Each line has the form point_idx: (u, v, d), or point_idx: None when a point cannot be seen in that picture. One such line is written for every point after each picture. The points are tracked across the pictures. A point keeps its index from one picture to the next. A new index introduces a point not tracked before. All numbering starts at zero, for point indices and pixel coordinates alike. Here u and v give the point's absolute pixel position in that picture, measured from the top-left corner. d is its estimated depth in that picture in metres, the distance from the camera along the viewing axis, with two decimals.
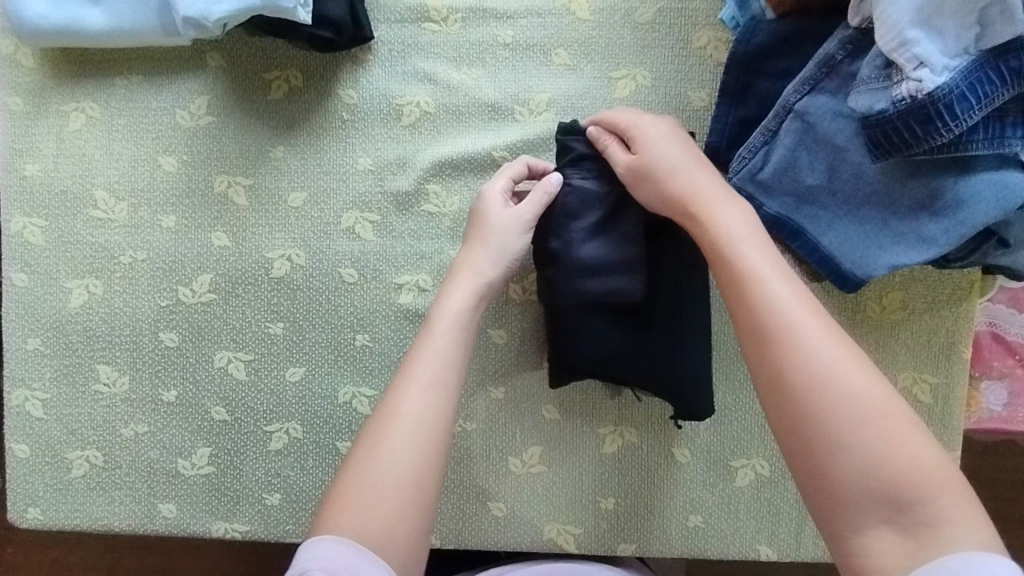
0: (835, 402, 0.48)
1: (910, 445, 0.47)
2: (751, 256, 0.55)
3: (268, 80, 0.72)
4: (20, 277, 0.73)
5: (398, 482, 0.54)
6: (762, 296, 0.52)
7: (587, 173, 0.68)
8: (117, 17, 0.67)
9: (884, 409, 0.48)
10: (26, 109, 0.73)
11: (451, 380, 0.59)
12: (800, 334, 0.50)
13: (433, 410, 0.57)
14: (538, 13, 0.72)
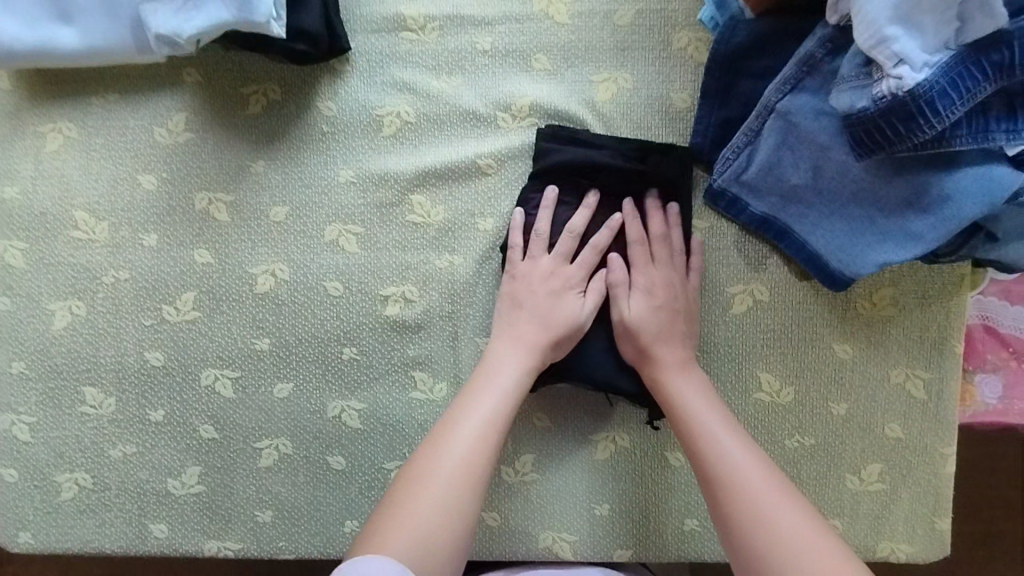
0: (728, 485, 0.58)
1: (813, 534, 0.53)
2: (687, 386, 0.65)
3: (246, 95, 0.72)
4: (3, 301, 0.73)
5: (435, 520, 0.56)
6: (693, 420, 0.63)
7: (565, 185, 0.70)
8: (90, 37, 0.66)
9: (789, 506, 0.55)
10: (4, 132, 0.72)
11: (496, 433, 0.61)
12: (721, 447, 0.60)
13: (476, 458, 0.59)
14: (517, 19, 0.71)
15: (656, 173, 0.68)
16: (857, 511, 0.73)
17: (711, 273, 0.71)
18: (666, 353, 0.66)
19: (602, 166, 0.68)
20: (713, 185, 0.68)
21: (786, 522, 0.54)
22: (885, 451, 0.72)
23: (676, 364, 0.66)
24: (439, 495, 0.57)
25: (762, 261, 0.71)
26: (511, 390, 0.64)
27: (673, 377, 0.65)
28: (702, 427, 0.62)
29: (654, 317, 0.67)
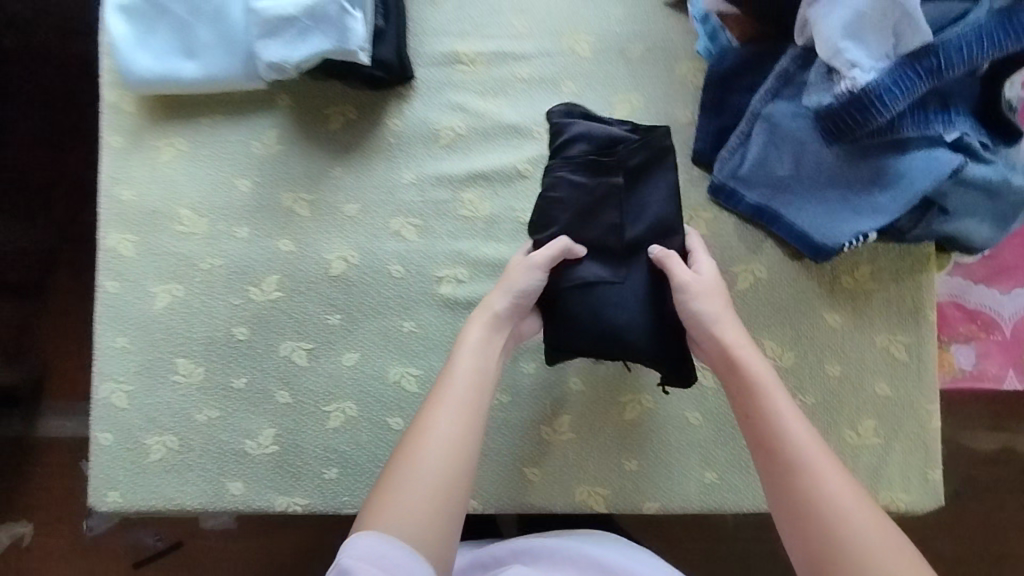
0: (786, 448, 0.62)
1: (857, 498, 0.58)
2: (753, 361, 0.67)
3: (328, 114, 0.87)
4: (113, 284, 0.85)
5: (429, 488, 0.60)
6: (761, 393, 0.65)
7: (575, 166, 0.79)
8: (209, 69, 0.83)
9: (841, 474, 0.60)
10: (126, 146, 0.87)
11: (477, 399, 0.66)
12: (784, 420, 0.63)
13: (459, 426, 0.64)
14: (549, 53, 0.87)
15: (661, 144, 0.78)
16: (857, 463, 0.82)
17: (716, 254, 0.85)
18: (730, 333, 0.70)
19: (614, 144, 0.79)
20: (714, 180, 0.83)
21: (841, 490, 0.58)
22: (877, 407, 0.83)
23: (733, 335, 0.70)
24: (438, 458, 0.61)
25: (759, 244, 0.84)
26: (482, 359, 0.69)
27: (744, 359, 0.68)
28: (766, 397, 0.65)
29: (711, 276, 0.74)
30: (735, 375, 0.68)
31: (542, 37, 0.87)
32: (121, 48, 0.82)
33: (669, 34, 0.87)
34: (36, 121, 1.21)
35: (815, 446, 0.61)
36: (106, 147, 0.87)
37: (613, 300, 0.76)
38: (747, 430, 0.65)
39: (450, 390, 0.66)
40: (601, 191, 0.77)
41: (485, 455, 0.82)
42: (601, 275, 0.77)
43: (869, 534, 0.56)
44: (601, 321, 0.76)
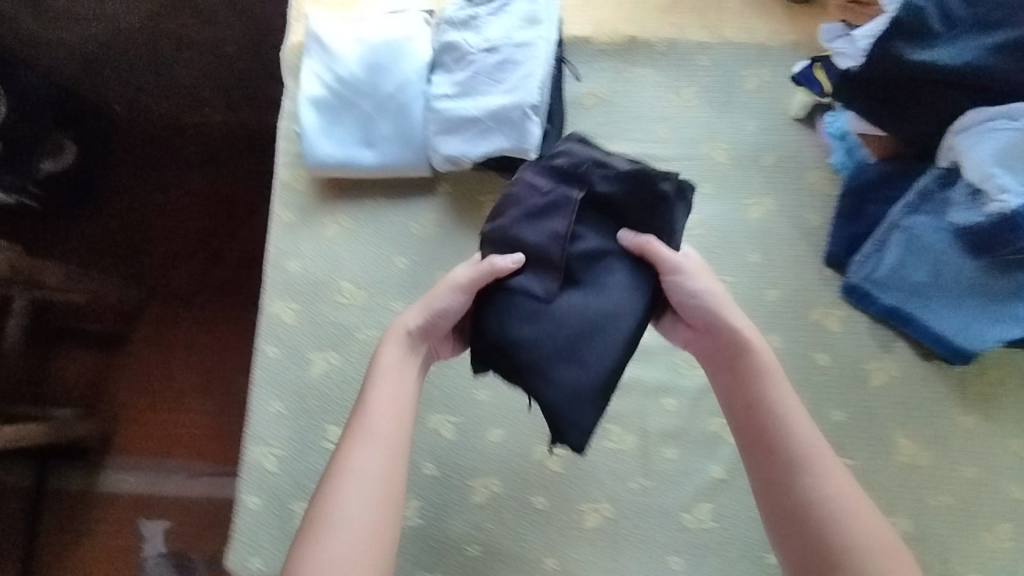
0: (789, 438, 0.70)
1: (845, 486, 0.68)
2: (764, 353, 0.74)
3: (483, 201, 0.94)
4: (272, 350, 0.89)
5: (359, 526, 0.66)
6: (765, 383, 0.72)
7: (544, 175, 0.74)
8: (385, 157, 0.91)
9: (832, 463, 0.69)
10: (294, 220, 0.94)
11: (395, 431, 0.71)
12: (787, 410, 0.71)
13: (382, 461, 0.69)
14: (688, 157, 0.94)
15: (644, 196, 0.72)
16: (998, 569, 0.82)
17: (850, 351, 0.89)
18: (739, 322, 0.75)
19: (595, 167, 0.73)
20: (849, 282, 0.88)
21: (840, 481, 0.68)
22: (1014, 512, 0.84)
23: (741, 324, 0.75)
24: (365, 496, 0.67)
25: (890, 343, 0.88)
26: (396, 387, 0.73)
27: (751, 349, 0.74)
28: (776, 391, 0.72)
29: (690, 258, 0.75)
30: (741, 362, 0.74)
31: (682, 142, 0.95)
32: (308, 136, 0.91)
33: (800, 146, 0.94)
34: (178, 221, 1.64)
35: (818, 442, 0.70)
36: (275, 220, 0.94)
37: (524, 315, 0.69)
38: (746, 421, 0.73)
39: (369, 426, 0.71)
40: (554, 206, 0.72)
41: (626, 540, 0.83)
42: (521, 283, 0.71)
43: (866, 521, 0.66)
44: (512, 327, 0.69)
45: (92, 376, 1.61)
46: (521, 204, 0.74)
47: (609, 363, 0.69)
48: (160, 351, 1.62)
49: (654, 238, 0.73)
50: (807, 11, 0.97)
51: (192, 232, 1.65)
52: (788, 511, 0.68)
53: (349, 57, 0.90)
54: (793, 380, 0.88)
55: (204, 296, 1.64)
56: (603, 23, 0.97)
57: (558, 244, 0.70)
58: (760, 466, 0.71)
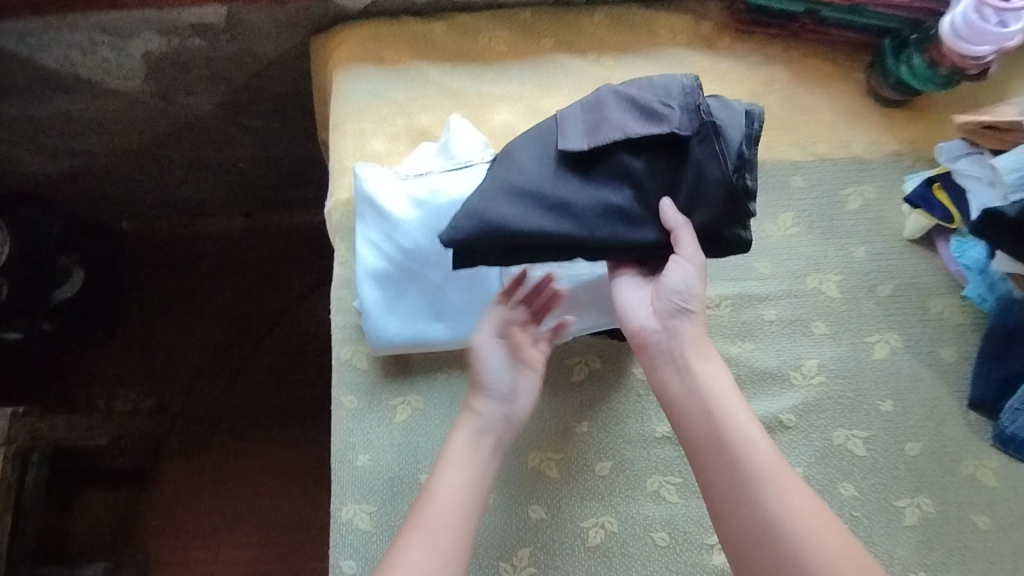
0: (735, 443, 0.64)
1: (799, 501, 0.61)
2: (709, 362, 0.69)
3: (570, 364, 0.84)
4: (349, 564, 0.77)
5: None
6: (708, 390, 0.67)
7: (696, 103, 0.67)
8: (461, 331, 0.81)
9: (786, 474, 0.62)
10: (359, 405, 0.83)
11: (463, 528, 0.65)
12: (732, 418, 0.65)
13: (436, 561, 0.63)
14: (795, 294, 0.84)
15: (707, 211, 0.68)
16: None
17: (1015, 510, 0.77)
18: (694, 328, 0.70)
19: (725, 142, 0.67)
20: (1004, 431, 0.77)
21: (804, 505, 0.61)
22: None
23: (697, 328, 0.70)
24: None
25: None
26: (466, 480, 0.68)
27: (700, 357, 0.69)
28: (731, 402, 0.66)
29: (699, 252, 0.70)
30: (693, 367, 0.68)
31: (785, 274, 0.85)
32: (371, 313, 0.81)
33: (918, 271, 0.84)
34: (211, 335, 1.53)
35: (772, 455, 0.63)
36: (338, 406, 0.83)
37: (546, 139, 0.71)
38: (701, 432, 0.66)
39: (430, 520, 0.65)
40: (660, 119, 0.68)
41: None
42: (575, 120, 0.70)
43: (835, 550, 0.58)
44: (521, 146, 0.71)
45: (112, 523, 1.42)
46: (647, 89, 0.69)
47: (535, 231, 0.68)
48: (187, 480, 1.44)
49: (691, 229, 0.69)
50: (901, 119, 0.89)
51: (213, 347, 1.52)
52: (731, 529, 0.61)
53: (410, 223, 0.81)
54: (959, 549, 0.75)
55: (233, 416, 1.49)
56: None
57: (617, 131, 0.68)
58: (712, 485, 0.64)
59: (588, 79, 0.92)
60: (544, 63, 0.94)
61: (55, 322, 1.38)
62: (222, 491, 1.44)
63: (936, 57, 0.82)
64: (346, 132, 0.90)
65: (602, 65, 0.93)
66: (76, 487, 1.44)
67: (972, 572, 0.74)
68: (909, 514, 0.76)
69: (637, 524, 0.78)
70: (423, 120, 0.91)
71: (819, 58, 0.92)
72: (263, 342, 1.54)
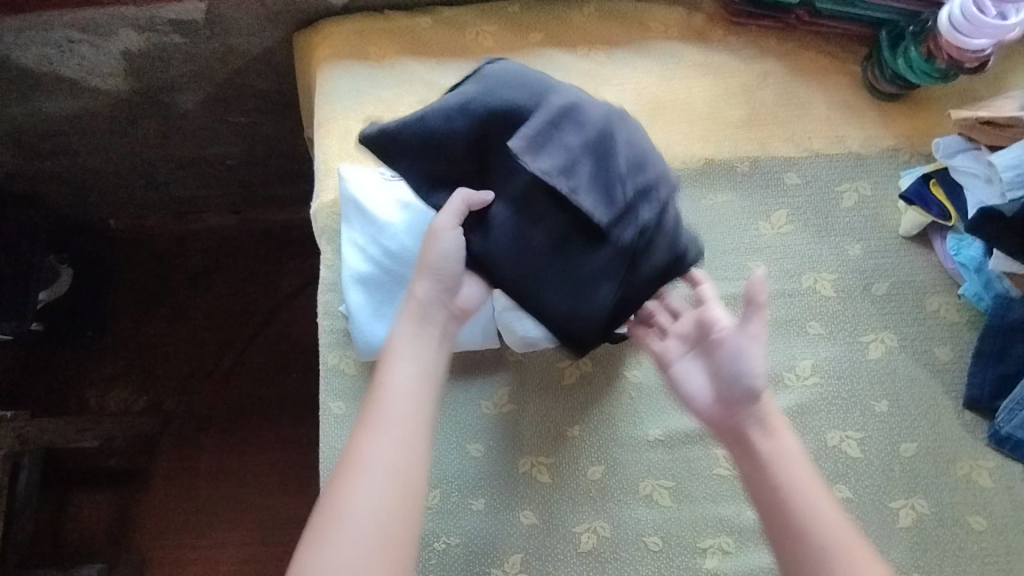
0: (808, 523, 0.60)
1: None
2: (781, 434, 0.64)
3: (562, 368, 0.83)
4: None
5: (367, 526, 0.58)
6: (778, 464, 0.63)
7: (653, 215, 0.70)
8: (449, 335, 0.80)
9: (863, 553, 0.59)
10: (348, 411, 0.81)
11: (419, 420, 0.64)
12: (805, 496, 0.61)
13: (400, 454, 0.62)
14: (789, 293, 0.83)
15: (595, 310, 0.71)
16: None
17: (1011, 511, 0.76)
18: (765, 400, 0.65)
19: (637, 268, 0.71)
20: (1000, 431, 0.76)
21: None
22: None
23: (768, 400, 0.66)
24: (378, 482, 0.60)
25: None
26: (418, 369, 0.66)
27: (771, 430, 0.64)
28: (805, 475, 0.62)
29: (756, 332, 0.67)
30: (764, 442, 0.64)
31: (779, 273, 0.83)
32: (358, 319, 0.79)
33: (914, 269, 0.83)
34: (201, 334, 1.51)
35: (847, 532, 0.59)
36: (326, 413, 0.82)
37: (510, 97, 0.69)
38: (771, 511, 0.61)
39: (386, 410, 0.64)
40: (613, 202, 0.68)
41: None
42: (565, 120, 0.69)
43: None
44: (483, 93, 0.70)
45: (108, 524, 1.41)
46: (630, 162, 0.69)
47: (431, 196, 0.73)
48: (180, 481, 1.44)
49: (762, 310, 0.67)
50: (897, 114, 0.88)
51: (204, 346, 1.51)
52: None
53: (396, 226, 0.80)
54: (954, 550, 0.75)
55: (227, 416, 1.47)
56: (675, 145, 0.87)
57: (570, 179, 0.67)
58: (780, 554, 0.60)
59: (577, 74, 0.90)
60: (532, 58, 0.91)
61: (45, 323, 1.37)
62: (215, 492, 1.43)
63: (933, 50, 0.80)
64: (330, 131, 0.88)
65: (591, 60, 0.91)
66: (71, 488, 1.43)
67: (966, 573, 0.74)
68: (904, 516, 0.75)
69: (632, 529, 0.77)
70: None
71: (813, 51, 0.90)
72: (254, 341, 1.52)
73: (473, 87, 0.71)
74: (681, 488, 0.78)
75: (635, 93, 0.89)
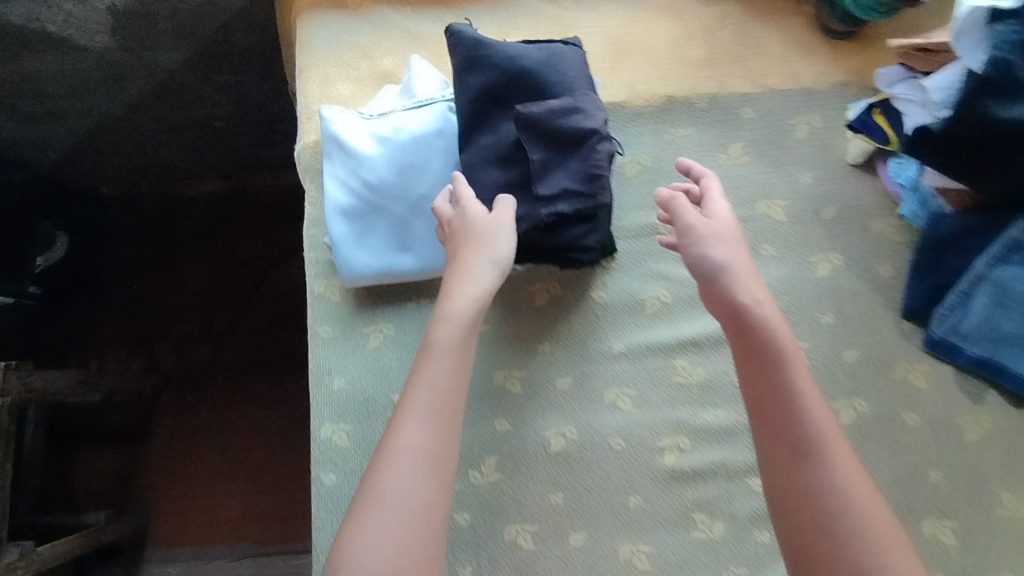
0: (798, 412, 0.66)
1: (852, 475, 0.64)
2: (776, 333, 0.70)
3: (532, 291, 0.89)
4: (329, 476, 0.85)
5: (407, 503, 0.62)
6: (772, 359, 0.69)
7: (574, 201, 0.74)
8: (426, 261, 0.86)
9: (842, 447, 0.66)
10: (334, 334, 0.89)
11: (446, 409, 0.67)
12: (797, 392, 0.67)
13: (434, 441, 0.65)
14: (744, 219, 0.89)
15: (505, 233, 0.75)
16: None
17: (941, 409, 0.84)
18: (747, 300, 0.71)
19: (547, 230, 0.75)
20: (932, 336, 0.82)
21: (856, 476, 0.64)
22: None
23: (754, 294, 0.71)
24: (417, 466, 0.64)
25: (981, 394, 0.83)
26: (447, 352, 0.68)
27: (766, 333, 0.70)
28: (788, 373, 0.68)
29: (727, 226, 0.76)
30: (753, 340, 0.70)
31: (736, 201, 0.90)
32: (339, 246, 0.85)
33: (861, 194, 0.89)
34: (194, 297, 1.55)
35: (831, 427, 0.66)
36: (314, 337, 0.89)
37: (556, 72, 0.77)
38: (762, 404, 0.68)
39: (422, 399, 0.66)
40: (549, 175, 0.74)
41: None
42: (587, 109, 0.75)
43: (874, 517, 0.62)
44: (536, 61, 0.77)
45: (117, 475, 1.45)
46: (591, 157, 0.74)
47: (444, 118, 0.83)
48: (183, 435, 1.47)
49: (684, 209, 0.77)
50: (846, 52, 0.93)
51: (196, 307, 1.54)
52: (789, 501, 0.64)
53: (374, 159, 0.86)
54: (884, 444, 0.83)
55: (227, 369, 1.51)
56: (638, 84, 0.92)
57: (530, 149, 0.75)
58: (771, 459, 0.67)
59: (546, 19, 0.95)
60: (503, 5, 0.96)
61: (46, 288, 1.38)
62: (220, 439, 1.47)
63: None
64: (311, 76, 0.93)
65: (560, 5, 0.96)
66: (77, 444, 1.46)
67: (897, 463, 0.82)
68: (846, 415, 0.83)
69: (596, 432, 0.85)
70: (386, 64, 0.94)
71: None
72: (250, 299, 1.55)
73: (538, 51, 0.78)
74: (641, 394, 0.86)
75: (602, 36, 0.94)
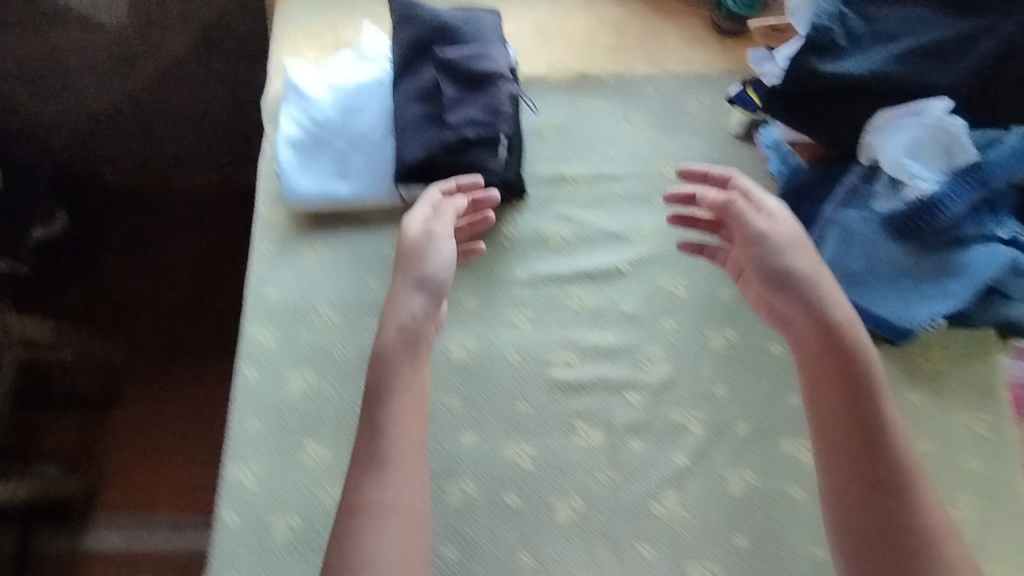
0: (886, 432, 0.75)
1: (936, 507, 0.72)
2: (864, 354, 0.79)
3: None
4: (251, 371, 0.94)
5: (386, 559, 0.69)
6: (866, 379, 0.77)
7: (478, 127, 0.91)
8: (359, 188, 0.99)
9: (925, 475, 0.74)
10: (273, 251, 1.00)
11: (405, 458, 0.76)
12: (887, 413, 0.76)
13: (404, 496, 0.74)
14: (639, 174, 1.03)
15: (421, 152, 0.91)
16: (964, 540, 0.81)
17: None
18: (840, 317, 0.80)
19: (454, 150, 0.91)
20: None
21: (936, 508, 0.72)
22: (970, 482, 0.85)
23: (845, 314, 0.81)
24: (390, 520, 0.72)
25: None
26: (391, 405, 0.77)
27: (856, 354, 0.79)
28: (879, 394, 0.77)
29: (785, 229, 0.86)
30: (844, 358, 0.79)
31: (633, 160, 1.04)
32: (285, 171, 0.99)
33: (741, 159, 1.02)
34: (181, 280, 1.60)
35: (914, 455, 0.75)
36: (257, 252, 1.00)
37: (473, 30, 0.96)
38: (853, 423, 0.76)
39: (384, 455, 0.75)
40: (459, 107, 0.92)
41: (595, 528, 0.85)
42: (494, 58, 0.94)
43: (956, 550, 0.70)
44: (457, 21, 0.96)
45: (74, 441, 1.47)
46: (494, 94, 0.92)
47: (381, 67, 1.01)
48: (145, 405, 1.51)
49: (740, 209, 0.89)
50: (733, 47, 1.10)
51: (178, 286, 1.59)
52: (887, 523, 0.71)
53: (323, 101, 1.01)
54: (751, 370, 0.93)
55: (194, 347, 1.56)
56: (556, 62, 1.09)
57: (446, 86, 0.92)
58: (866, 479, 0.73)
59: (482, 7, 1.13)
60: None
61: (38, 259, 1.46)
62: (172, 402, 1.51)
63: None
64: (282, 40, 1.11)
65: None
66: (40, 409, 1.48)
67: (761, 384, 0.93)
68: (717, 342, 0.95)
69: (494, 346, 0.95)
70: (345, 34, 1.12)
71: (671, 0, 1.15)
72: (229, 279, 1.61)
73: (460, 14, 0.97)
74: (538, 315, 0.96)
75: (530, 24, 1.12)
